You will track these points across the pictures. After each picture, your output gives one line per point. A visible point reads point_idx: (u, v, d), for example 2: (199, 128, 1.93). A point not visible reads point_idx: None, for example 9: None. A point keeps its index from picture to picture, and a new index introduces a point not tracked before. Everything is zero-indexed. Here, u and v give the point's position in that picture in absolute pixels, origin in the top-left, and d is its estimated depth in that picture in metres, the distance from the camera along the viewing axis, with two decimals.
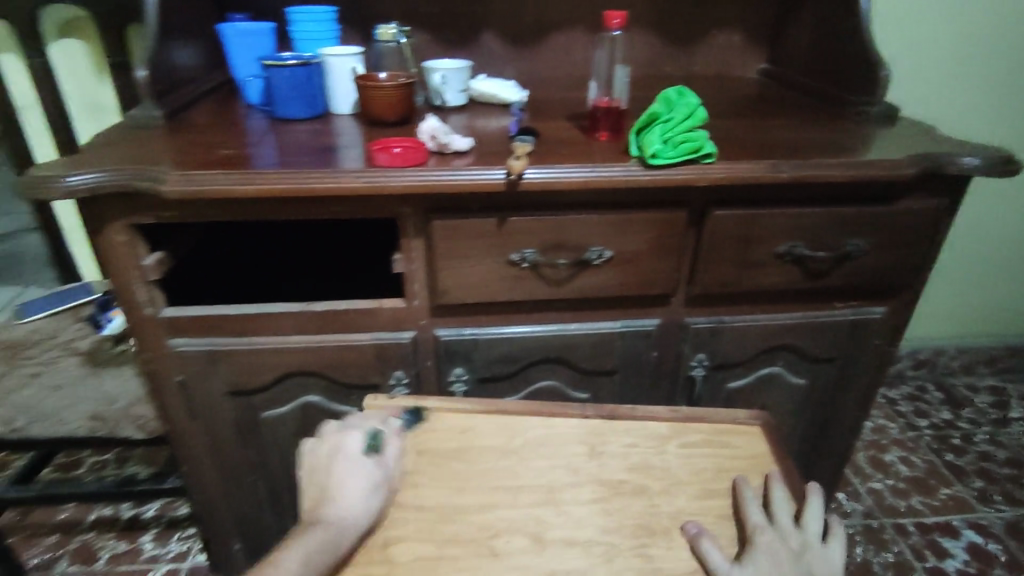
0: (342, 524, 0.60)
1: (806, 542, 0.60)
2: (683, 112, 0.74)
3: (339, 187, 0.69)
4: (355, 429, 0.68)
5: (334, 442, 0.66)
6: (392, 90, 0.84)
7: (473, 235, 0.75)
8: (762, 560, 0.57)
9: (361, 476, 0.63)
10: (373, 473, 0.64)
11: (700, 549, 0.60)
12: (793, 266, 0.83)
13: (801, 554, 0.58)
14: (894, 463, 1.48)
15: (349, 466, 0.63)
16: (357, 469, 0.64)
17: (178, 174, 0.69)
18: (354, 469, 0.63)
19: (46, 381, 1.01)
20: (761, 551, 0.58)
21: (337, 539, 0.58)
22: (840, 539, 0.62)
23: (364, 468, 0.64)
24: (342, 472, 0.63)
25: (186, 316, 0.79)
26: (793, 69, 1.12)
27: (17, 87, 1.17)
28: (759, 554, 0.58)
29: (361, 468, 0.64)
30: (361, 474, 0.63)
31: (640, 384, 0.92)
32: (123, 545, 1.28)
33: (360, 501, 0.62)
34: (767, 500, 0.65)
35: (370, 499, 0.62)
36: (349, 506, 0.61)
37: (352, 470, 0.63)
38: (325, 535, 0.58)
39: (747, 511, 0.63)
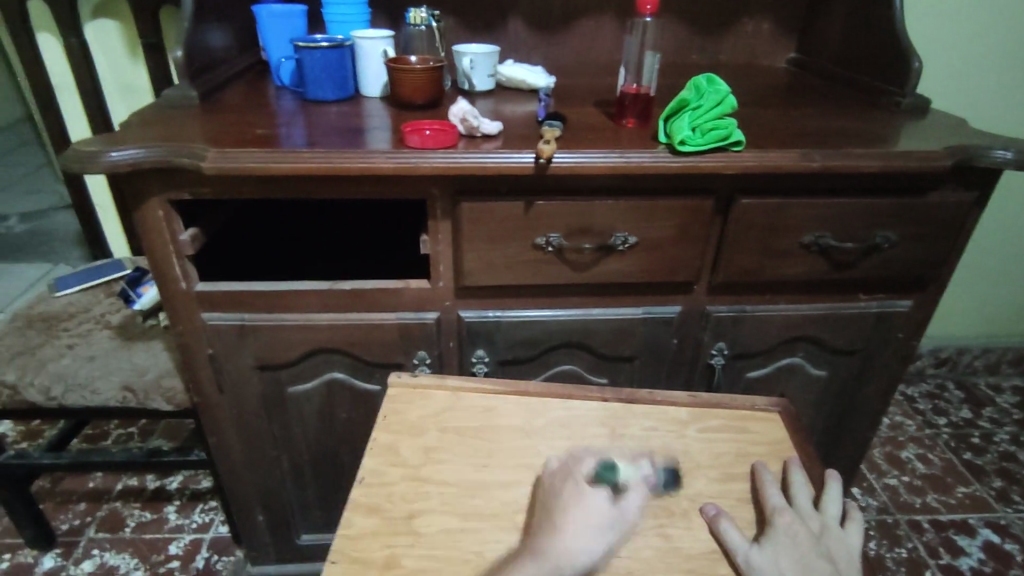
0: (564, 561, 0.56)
1: (825, 525, 0.61)
2: (712, 99, 0.74)
3: (372, 168, 0.70)
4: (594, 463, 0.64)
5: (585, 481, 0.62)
6: (421, 74, 0.85)
7: (499, 218, 0.76)
8: (782, 540, 0.58)
9: (591, 513, 0.59)
10: (607, 508, 0.60)
11: (720, 529, 0.61)
12: (818, 257, 0.83)
13: (821, 536, 0.59)
14: (911, 460, 1.48)
15: (578, 502, 0.60)
16: (595, 505, 0.60)
17: (217, 151, 0.70)
18: (583, 506, 0.59)
19: (80, 352, 1.04)
20: (782, 531, 0.59)
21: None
22: (857, 524, 0.63)
23: (596, 504, 0.60)
24: (571, 510, 0.59)
25: (219, 291, 0.81)
26: (823, 61, 1.11)
27: (53, 66, 1.19)
28: (779, 534, 0.59)
29: (595, 503, 0.60)
30: (590, 511, 0.59)
31: (659, 371, 0.92)
32: (148, 514, 1.32)
33: (587, 539, 0.57)
34: (786, 484, 0.66)
35: (592, 538, 0.58)
36: (575, 545, 0.57)
37: (585, 505, 0.59)
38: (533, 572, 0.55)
39: (767, 494, 0.64)
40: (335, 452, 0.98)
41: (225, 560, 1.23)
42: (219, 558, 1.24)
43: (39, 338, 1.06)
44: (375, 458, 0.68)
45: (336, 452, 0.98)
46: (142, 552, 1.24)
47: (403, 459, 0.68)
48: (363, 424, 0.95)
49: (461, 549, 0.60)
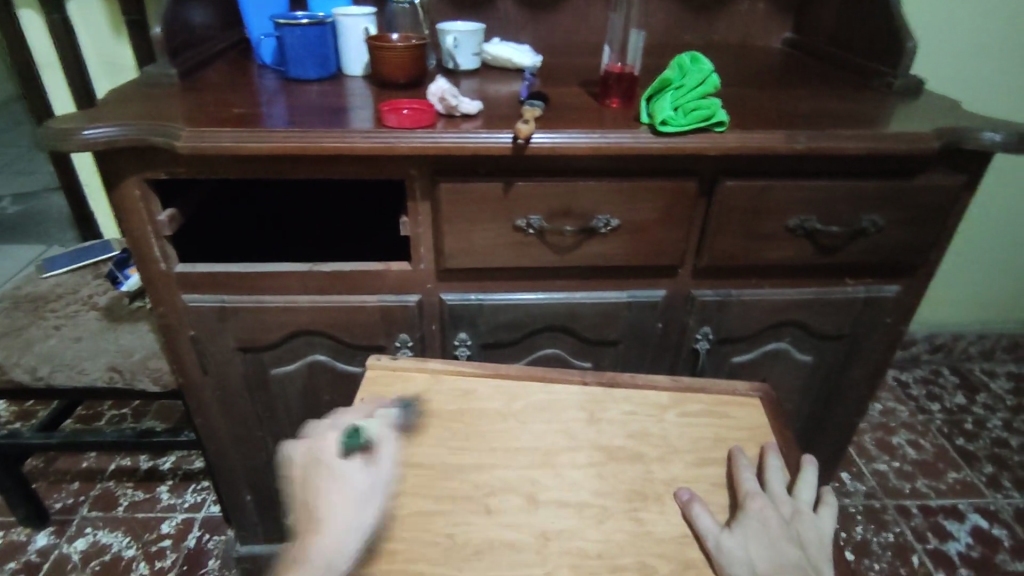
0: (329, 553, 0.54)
1: (799, 510, 0.60)
2: (696, 78, 0.72)
3: (348, 147, 0.69)
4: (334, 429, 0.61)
5: (314, 456, 0.59)
6: (403, 52, 0.83)
7: (479, 199, 0.75)
8: (752, 525, 0.58)
9: (349, 487, 0.57)
10: (363, 479, 0.58)
11: (692, 515, 0.61)
12: (804, 241, 0.82)
13: (793, 521, 0.59)
14: (901, 446, 1.47)
15: (335, 479, 0.57)
16: (349, 478, 0.58)
17: (191, 130, 0.69)
18: (342, 485, 0.57)
19: (67, 333, 1.04)
20: (753, 516, 0.59)
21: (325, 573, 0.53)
22: (833, 510, 0.62)
23: (351, 478, 0.58)
24: (330, 490, 0.56)
25: (198, 273, 0.80)
26: (818, 40, 1.09)
27: (36, 43, 1.18)
28: (749, 519, 0.58)
29: (346, 474, 0.58)
30: (350, 487, 0.58)
31: (644, 354, 0.92)
32: (141, 494, 1.33)
33: (349, 519, 0.56)
34: (762, 470, 0.65)
35: (358, 520, 0.57)
36: (339, 533, 0.55)
37: (339, 480, 0.57)
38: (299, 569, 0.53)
39: (741, 480, 0.64)
40: None
41: (216, 539, 1.24)
42: (211, 537, 1.25)
43: (26, 318, 1.06)
44: None
45: None
46: (134, 531, 1.25)
47: None
48: (348, 405, 0.95)
49: (433, 531, 0.60)
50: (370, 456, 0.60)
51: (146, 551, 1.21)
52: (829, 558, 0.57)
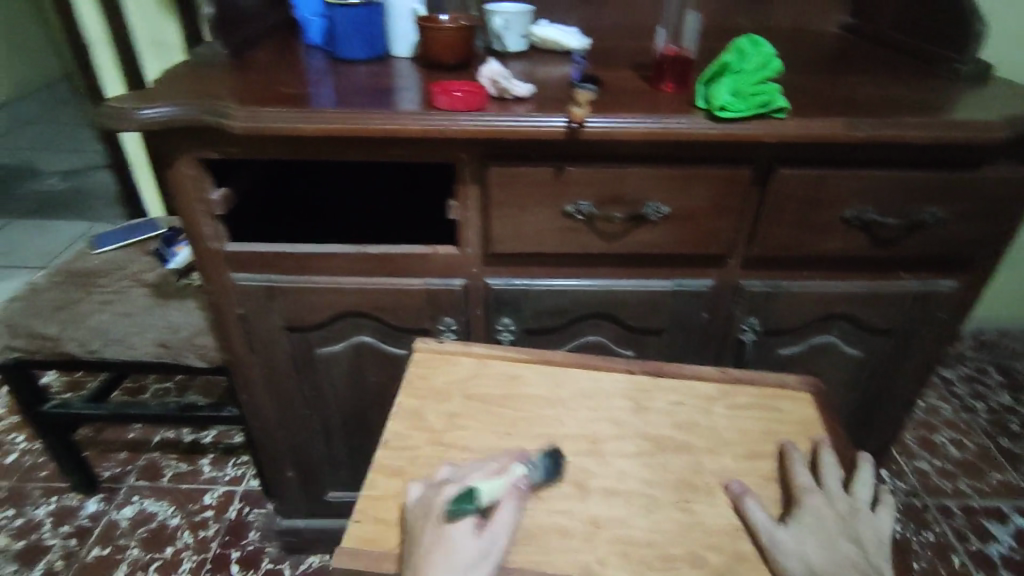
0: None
1: (855, 508, 0.59)
2: (757, 63, 0.70)
3: (400, 129, 0.69)
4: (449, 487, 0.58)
5: (432, 513, 0.56)
6: (454, 33, 0.82)
7: (529, 184, 0.75)
8: (808, 519, 0.57)
9: (463, 552, 0.53)
10: (472, 546, 0.54)
11: (744, 507, 0.60)
12: (859, 232, 0.80)
13: (849, 517, 0.58)
14: (943, 444, 1.44)
15: (450, 535, 0.54)
16: (460, 546, 0.53)
17: (245, 110, 0.70)
18: (456, 546, 0.53)
19: (118, 309, 1.07)
20: (808, 510, 0.58)
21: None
22: (888, 509, 0.61)
23: (468, 541, 0.54)
24: (443, 546, 0.53)
25: (248, 252, 0.81)
26: (877, 23, 1.05)
27: (88, 22, 1.19)
28: (804, 513, 0.57)
29: (457, 537, 0.54)
30: (461, 551, 0.53)
31: (687, 344, 0.91)
32: (185, 466, 1.37)
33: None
34: (817, 464, 0.64)
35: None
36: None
37: (450, 542, 0.53)
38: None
39: (795, 473, 0.63)
40: (361, 413, 1.00)
41: (256, 512, 1.28)
42: (251, 510, 1.28)
43: (80, 293, 1.10)
44: (401, 422, 0.69)
45: (362, 413, 1.00)
46: (179, 501, 1.29)
47: (428, 424, 0.69)
48: (390, 387, 0.96)
49: None
50: (483, 524, 0.56)
51: (190, 521, 1.25)
52: (883, 558, 0.56)
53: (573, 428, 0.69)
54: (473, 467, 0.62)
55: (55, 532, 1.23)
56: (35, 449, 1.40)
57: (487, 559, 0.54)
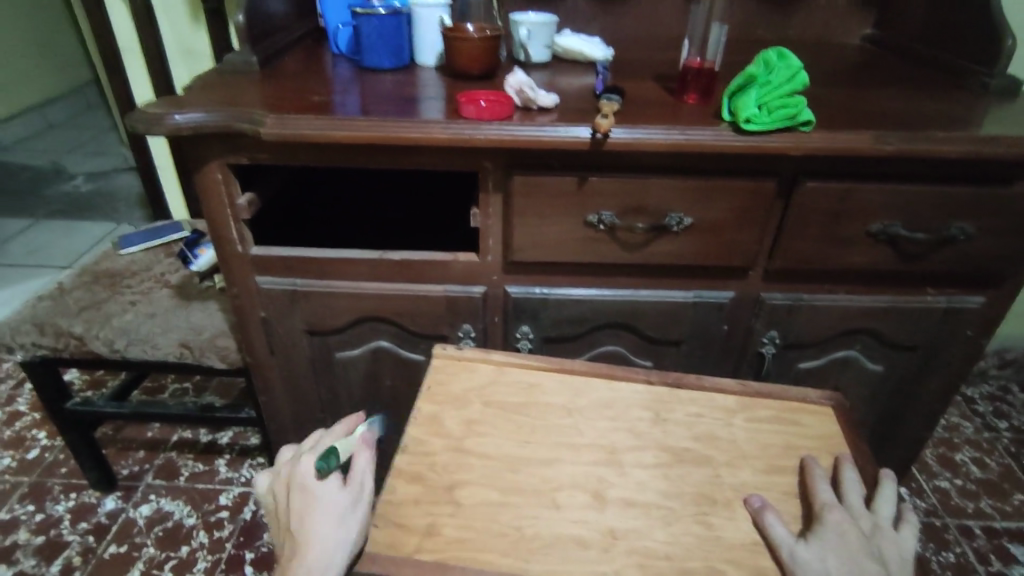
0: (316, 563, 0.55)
1: (880, 527, 0.58)
2: (784, 74, 0.70)
3: (425, 137, 0.70)
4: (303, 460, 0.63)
5: (297, 487, 0.60)
6: (479, 43, 0.83)
7: (552, 193, 0.75)
8: (830, 535, 0.56)
9: (334, 506, 0.59)
10: (339, 497, 0.59)
11: (766, 521, 0.59)
12: (884, 247, 0.79)
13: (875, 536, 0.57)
14: (965, 464, 1.41)
15: (315, 499, 0.59)
16: (326, 497, 0.59)
17: (275, 117, 0.71)
18: (328, 504, 0.58)
19: (142, 309, 1.08)
20: (831, 527, 0.57)
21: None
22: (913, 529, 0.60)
23: (336, 496, 0.59)
24: (318, 509, 0.58)
25: (272, 256, 0.82)
26: (902, 37, 1.04)
27: (121, 29, 1.22)
28: (828, 529, 0.56)
29: (327, 495, 0.59)
30: (333, 505, 0.59)
31: (706, 356, 0.90)
32: (201, 466, 1.38)
33: (335, 533, 0.57)
34: (841, 483, 0.63)
35: (345, 532, 0.57)
36: (327, 548, 0.56)
37: (319, 502, 0.59)
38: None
39: (818, 490, 0.62)
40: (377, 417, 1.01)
41: None
42: (266, 511, 1.29)
43: (105, 293, 1.11)
44: (419, 428, 0.69)
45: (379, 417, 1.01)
46: (195, 501, 1.30)
47: (446, 431, 0.69)
48: (407, 392, 0.97)
49: (501, 522, 0.61)
50: (347, 476, 0.61)
51: (205, 521, 1.26)
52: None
53: (592, 438, 0.68)
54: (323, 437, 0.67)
55: (74, 528, 1.25)
56: (56, 446, 1.42)
57: (358, 507, 0.59)
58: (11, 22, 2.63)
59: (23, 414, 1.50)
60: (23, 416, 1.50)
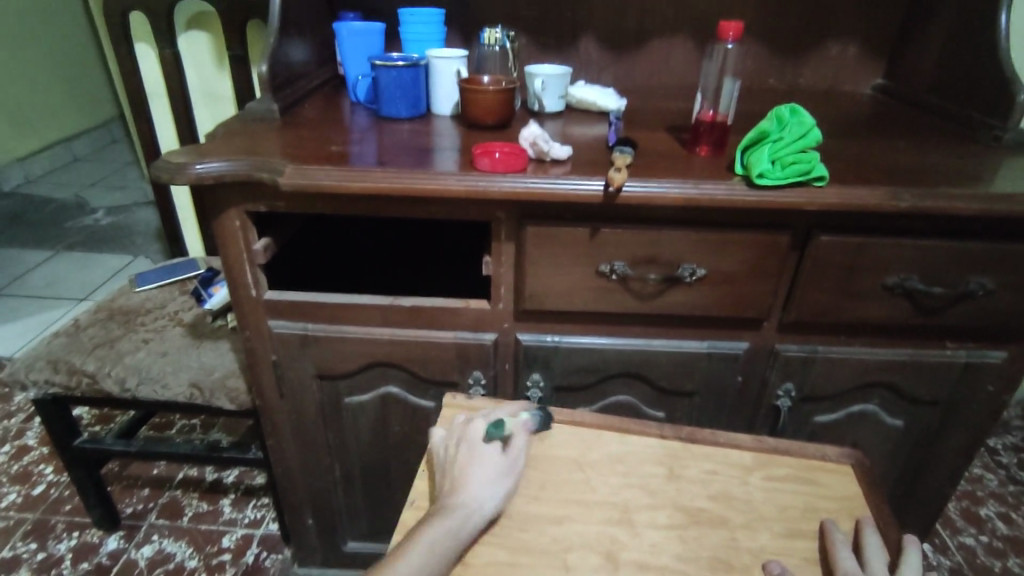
0: (469, 510, 0.58)
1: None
2: (796, 131, 0.71)
3: (440, 189, 0.71)
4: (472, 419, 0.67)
5: (463, 438, 0.64)
6: (494, 95, 0.85)
7: (564, 243, 0.75)
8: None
9: (492, 467, 0.62)
10: (499, 462, 0.63)
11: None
12: (901, 300, 0.78)
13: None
14: (990, 519, 1.36)
15: (477, 453, 0.62)
16: (487, 462, 0.62)
17: (294, 167, 0.72)
18: (487, 460, 0.62)
19: (154, 348, 1.09)
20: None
21: (465, 523, 0.57)
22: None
23: (494, 459, 0.63)
24: (476, 463, 0.62)
25: (285, 300, 0.83)
26: (912, 88, 1.05)
27: (148, 74, 1.27)
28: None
29: (486, 455, 0.63)
30: (490, 465, 0.62)
31: (720, 408, 0.89)
32: (205, 506, 1.37)
33: (487, 491, 0.61)
34: (863, 547, 0.61)
35: (493, 492, 0.61)
36: (479, 498, 0.60)
37: (479, 458, 0.62)
38: (450, 521, 0.56)
39: (839, 557, 0.60)
40: (385, 463, 1.00)
41: (274, 557, 1.26)
42: (268, 555, 1.27)
43: (119, 331, 1.12)
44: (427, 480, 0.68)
45: (386, 463, 1.00)
46: (197, 543, 1.28)
47: None
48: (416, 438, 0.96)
49: None
50: (508, 448, 0.65)
51: (207, 564, 1.24)
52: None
53: (602, 494, 0.67)
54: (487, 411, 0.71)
55: (75, 569, 1.23)
56: (62, 482, 1.41)
57: (509, 474, 0.64)
58: (41, 62, 2.73)
59: (30, 448, 1.50)
60: (31, 450, 1.50)
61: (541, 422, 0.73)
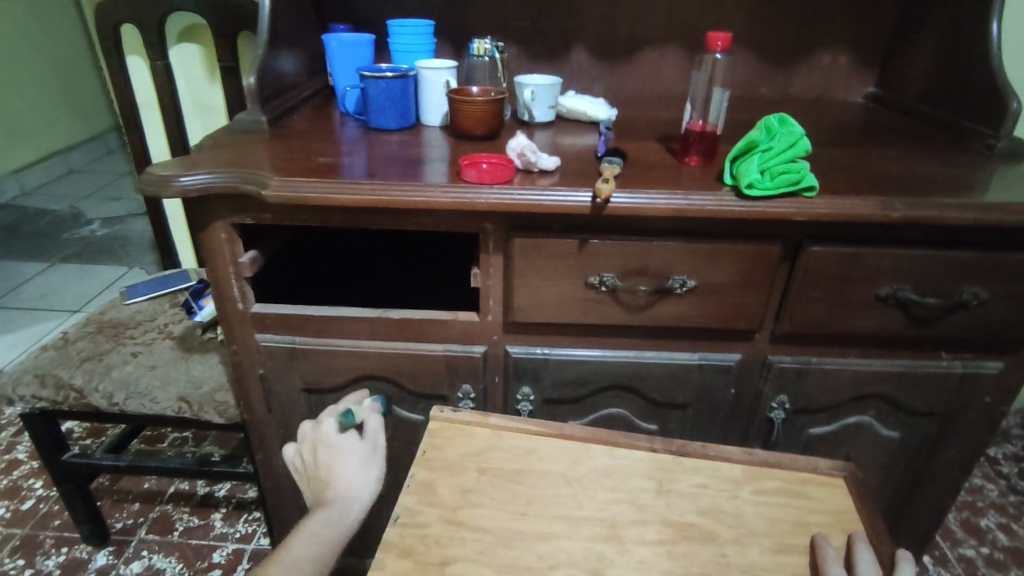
0: (345, 498, 0.64)
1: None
2: (785, 141, 0.70)
3: (426, 201, 0.70)
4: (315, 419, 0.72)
5: (314, 437, 0.70)
6: (483, 106, 0.84)
7: (552, 255, 0.74)
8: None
9: (353, 454, 0.68)
10: (356, 447, 0.69)
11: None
12: (894, 310, 0.77)
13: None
14: (991, 530, 1.35)
15: (327, 449, 0.69)
16: (348, 451, 0.68)
17: (279, 179, 0.72)
18: (342, 450, 0.68)
19: (143, 361, 1.08)
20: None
21: (344, 514, 0.62)
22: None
23: (349, 446, 0.69)
24: (335, 457, 0.68)
25: (272, 313, 0.82)
26: (904, 96, 1.05)
27: (140, 86, 1.27)
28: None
29: (342, 446, 0.69)
30: (351, 452, 0.68)
31: (713, 420, 0.88)
32: (196, 520, 1.35)
33: (357, 473, 0.67)
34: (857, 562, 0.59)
35: (363, 471, 0.67)
36: (352, 484, 0.66)
37: (337, 452, 0.68)
38: (328, 514, 0.62)
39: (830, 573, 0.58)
40: None
41: None
42: None
43: (108, 344, 1.11)
44: (413, 496, 0.67)
45: None
46: (187, 558, 1.27)
47: (441, 500, 0.66)
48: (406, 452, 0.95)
49: None
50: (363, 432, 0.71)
51: None
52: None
53: (592, 509, 0.66)
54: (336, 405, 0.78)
55: None
56: (51, 497, 1.40)
57: (373, 451, 0.69)
58: (38, 74, 2.74)
59: (20, 463, 1.49)
60: (21, 465, 1.48)
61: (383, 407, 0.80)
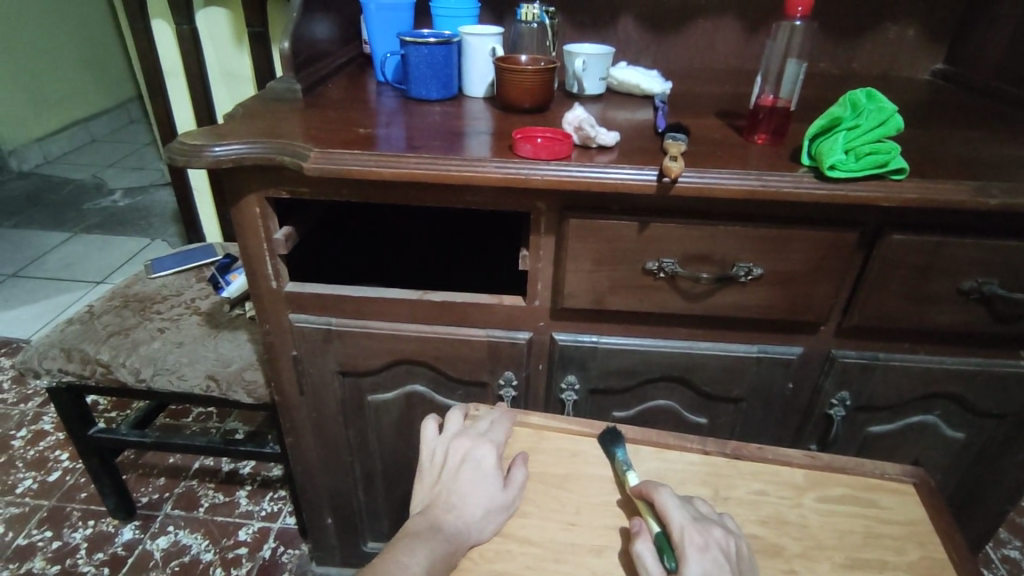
0: (461, 534, 0.58)
1: (709, 535, 0.53)
2: (875, 118, 0.65)
3: (479, 176, 0.65)
4: (488, 441, 0.66)
5: (457, 457, 0.64)
6: (532, 75, 0.79)
7: (609, 237, 0.69)
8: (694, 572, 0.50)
9: (488, 492, 0.61)
10: (496, 491, 0.62)
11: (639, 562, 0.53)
12: (977, 306, 0.71)
13: (710, 546, 0.52)
14: None
15: (474, 474, 0.62)
16: (485, 489, 0.61)
17: (320, 150, 0.67)
18: (479, 481, 0.61)
19: (171, 338, 1.05)
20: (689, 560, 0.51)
21: (457, 544, 0.57)
22: (712, 523, 0.55)
23: (491, 485, 0.62)
24: (467, 484, 0.61)
25: (309, 293, 0.78)
26: (978, 74, 0.97)
27: (164, 51, 1.21)
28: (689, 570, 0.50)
29: (487, 480, 0.62)
30: (485, 490, 0.61)
31: (768, 415, 0.83)
32: (221, 496, 1.34)
33: (483, 513, 0.60)
34: (680, 498, 0.58)
35: (487, 519, 0.60)
36: (472, 519, 0.59)
37: (477, 481, 0.62)
38: (443, 542, 0.56)
39: (661, 504, 0.56)
40: (407, 461, 0.95)
41: (290, 553, 1.23)
42: (285, 550, 1.24)
43: (134, 319, 1.08)
44: None
45: (409, 461, 0.95)
46: (213, 535, 1.26)
47: None
48: None
49: None
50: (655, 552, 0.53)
51: (223, 558, 1.21)
52: None
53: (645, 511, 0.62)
54: (469, 424, 0.69)
55: (89, 559, 1.20)
56: (78, 468, 1.39)
57: (504, 502, 0.62)
58: (64, 43, 2.72)
59: (46, 434, 1.48)
60: (47, 436, 1.48)
61: (613, 452, 0.67)
